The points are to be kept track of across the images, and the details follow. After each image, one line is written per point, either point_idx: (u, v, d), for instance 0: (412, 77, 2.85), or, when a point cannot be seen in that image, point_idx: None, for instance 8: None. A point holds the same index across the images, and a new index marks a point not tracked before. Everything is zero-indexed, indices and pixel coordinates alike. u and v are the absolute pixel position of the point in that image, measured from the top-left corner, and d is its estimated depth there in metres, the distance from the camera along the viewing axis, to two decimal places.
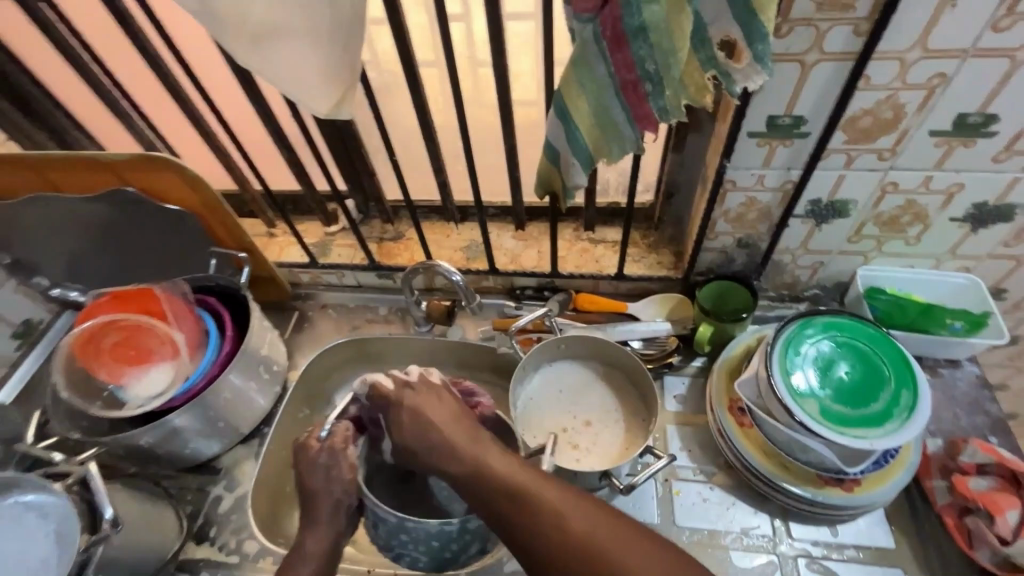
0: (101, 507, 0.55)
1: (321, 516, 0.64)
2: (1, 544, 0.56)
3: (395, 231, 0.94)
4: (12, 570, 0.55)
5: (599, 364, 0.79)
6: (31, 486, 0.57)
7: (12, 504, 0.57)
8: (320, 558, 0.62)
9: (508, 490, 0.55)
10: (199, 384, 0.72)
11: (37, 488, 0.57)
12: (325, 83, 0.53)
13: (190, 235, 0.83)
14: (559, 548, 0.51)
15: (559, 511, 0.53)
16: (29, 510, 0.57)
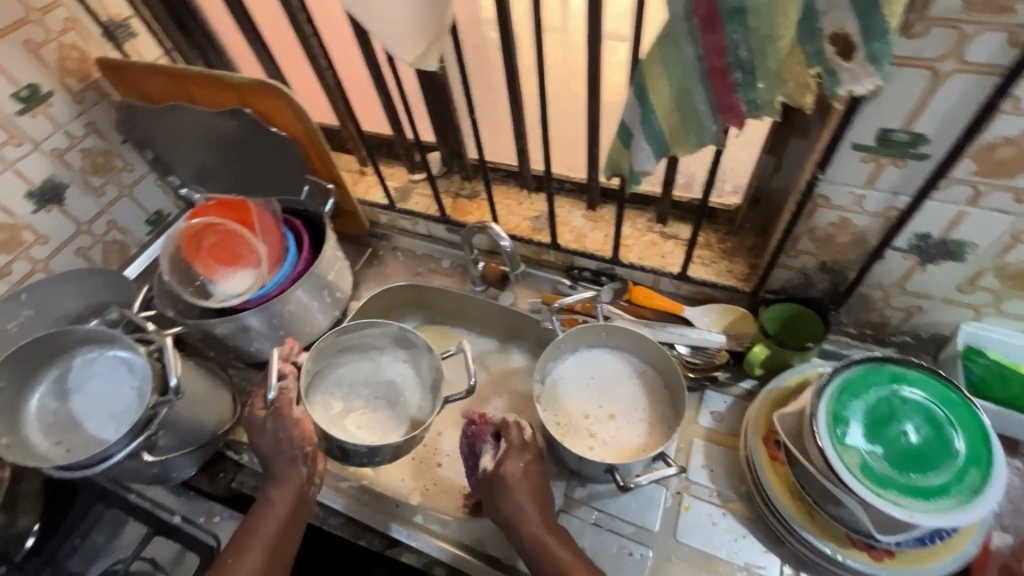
0: (168, 375, 0.64)
1: (282, 476, 0.65)
2: (100, 386, 0.69)
3: (472, 190, 0.97)
4: (107, 408, 0.68)
5: (637, 360, 0.78)
6: (125, 346, 0.69)
7: (112, 356, 0.70)
8: (287, 510, 0.64)
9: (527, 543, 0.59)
10: (272, 293, 0.81)
11: (130, 348, 0.69)
12: (414, 32, 0.55)
13: (291, 160, 0.91)
14: None
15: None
16: (122, 364, 0.69)
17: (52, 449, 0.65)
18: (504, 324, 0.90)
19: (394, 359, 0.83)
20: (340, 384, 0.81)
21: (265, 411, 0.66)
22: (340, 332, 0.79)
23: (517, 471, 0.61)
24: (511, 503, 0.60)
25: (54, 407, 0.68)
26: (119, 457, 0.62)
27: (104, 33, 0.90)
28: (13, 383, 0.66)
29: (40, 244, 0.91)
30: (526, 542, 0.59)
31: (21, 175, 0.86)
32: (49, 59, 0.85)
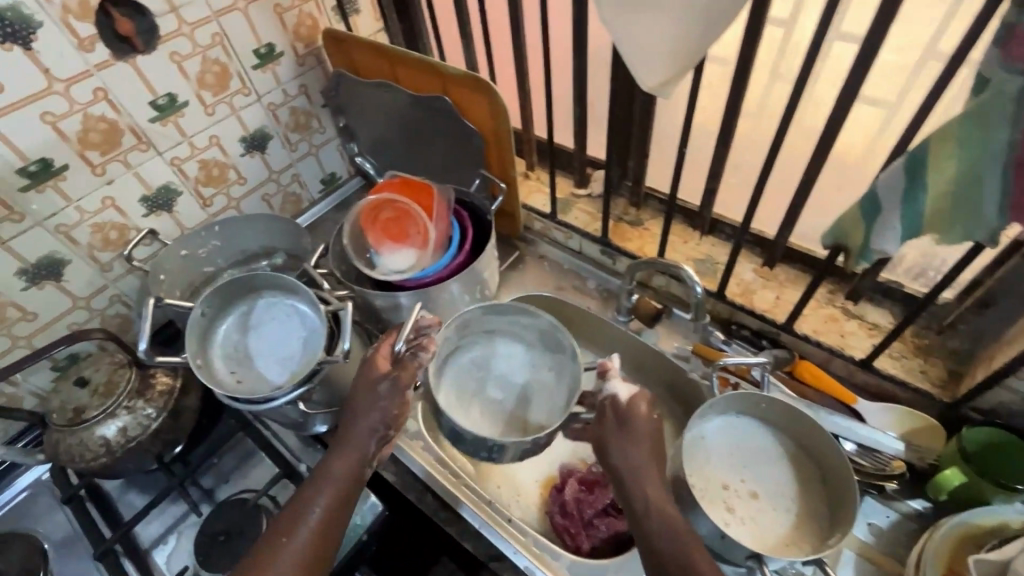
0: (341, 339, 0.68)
1: (350, 442, 0.65)
2: (276, 329, 0.74)
3: (636, 217, 0.94)
4: (277, 350, 0.73)
5: (791, 442, 0.71)
6: (307, 300, 0.73)
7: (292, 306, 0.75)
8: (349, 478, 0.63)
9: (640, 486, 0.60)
10: (430, 278, 0.83)
11: (309, 303, 0.74)
12: (667, 59, 0.53)
13: (471, 153, 0.93)
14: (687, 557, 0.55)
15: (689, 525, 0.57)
16: (298, 315, 0.75)
17: (225, 375, 0.71)
18: (642, 363, 0.86)
19: (540, 359, 0.82)
20: (479, 364, 0.82)
21: (386, 372, 0.67)
22: (489, 310, 0.81)
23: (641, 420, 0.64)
24: (628, 445, 0.63)
25: (237, 338, 0.74)
26: (283, 403, 0.67)
27: (336, 7, 0.98)
28: (211, 308, 0.73)
29: (239, 185, 1.00)
30: (640, 483, 0.60)
31: (241, 121, 0.94)
32: (289, 23, 0.93)
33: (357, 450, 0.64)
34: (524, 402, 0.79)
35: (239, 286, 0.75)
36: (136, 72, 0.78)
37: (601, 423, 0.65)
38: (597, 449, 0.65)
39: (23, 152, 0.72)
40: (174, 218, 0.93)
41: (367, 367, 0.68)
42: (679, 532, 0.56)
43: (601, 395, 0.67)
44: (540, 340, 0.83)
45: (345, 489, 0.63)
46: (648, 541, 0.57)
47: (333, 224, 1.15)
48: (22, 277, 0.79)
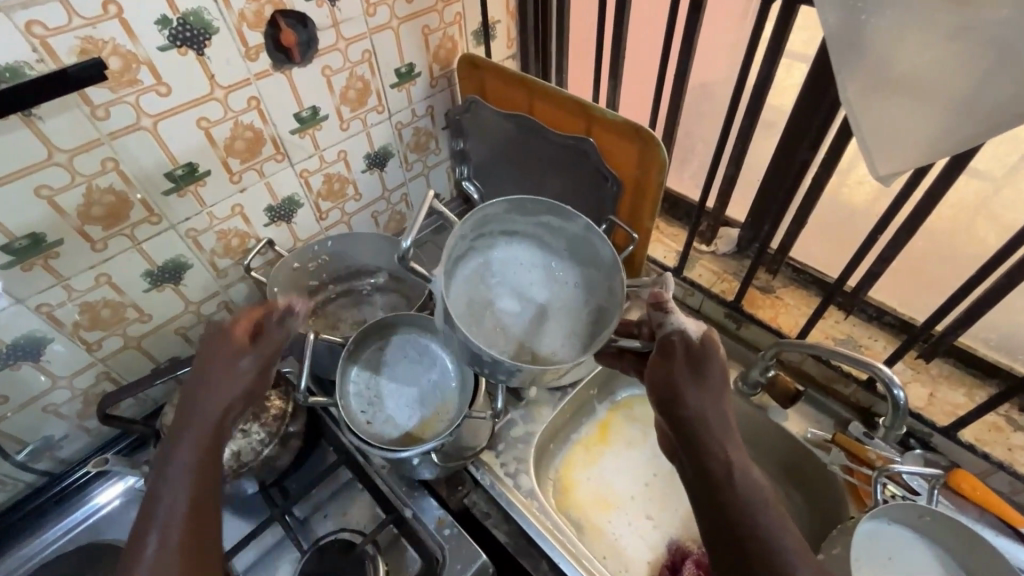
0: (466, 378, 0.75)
1: (191, 430, 0.55)
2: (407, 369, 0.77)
3: (767, 283, 0.89)
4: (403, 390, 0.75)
5: (953, 561, 0.64)
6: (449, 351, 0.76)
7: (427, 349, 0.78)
8: (196, 474, 0.53)
9: (700, 443, 0.53)
10: None
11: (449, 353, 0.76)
12: (914, 148, 0.49)
13: (605, 198, 0.89)
14: (741, 530, 0.48)
15: (754, 497, 0.50)
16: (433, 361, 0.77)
17: (356, 413, 0.71)
18: (778, 454, 0.82)
19: (567, 278, 0.71)
20: (496, 272, 0.71)
21: (246, 347, 0.59)
22: (511, 205, 0.68)
23: (719, 364, 0.56)
24: (709, 392, 0.56)
25: (368, 380, 0.75)
26: (411, 456, 0.65)
27: (477, 31, 0.95)
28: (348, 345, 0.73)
29: (354, 200, 0.97)
30: (704, 438, 0.53)
31: (369, 138, 0.92)
32: (431, 44, 0.91)
33: (216, 425, 0.56)
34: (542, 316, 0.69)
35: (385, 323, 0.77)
36: (289, 83, 0.76)
37: (669, 360, 0.57)
38: (660, 392, 0.57)
39: (174, 155, 0.70)
40: (291, 229, 0.91)
41: (212, 342, 0.59)
42: (746, 501, 0.50)
43: (667, 330, 0.58)
44: (568, 251, 0.72)
45: (195, 481, 0.53)
46: (733, 509, 0.50)
47: (432, 247, 1.13)
48: (147, 279, 0.77)
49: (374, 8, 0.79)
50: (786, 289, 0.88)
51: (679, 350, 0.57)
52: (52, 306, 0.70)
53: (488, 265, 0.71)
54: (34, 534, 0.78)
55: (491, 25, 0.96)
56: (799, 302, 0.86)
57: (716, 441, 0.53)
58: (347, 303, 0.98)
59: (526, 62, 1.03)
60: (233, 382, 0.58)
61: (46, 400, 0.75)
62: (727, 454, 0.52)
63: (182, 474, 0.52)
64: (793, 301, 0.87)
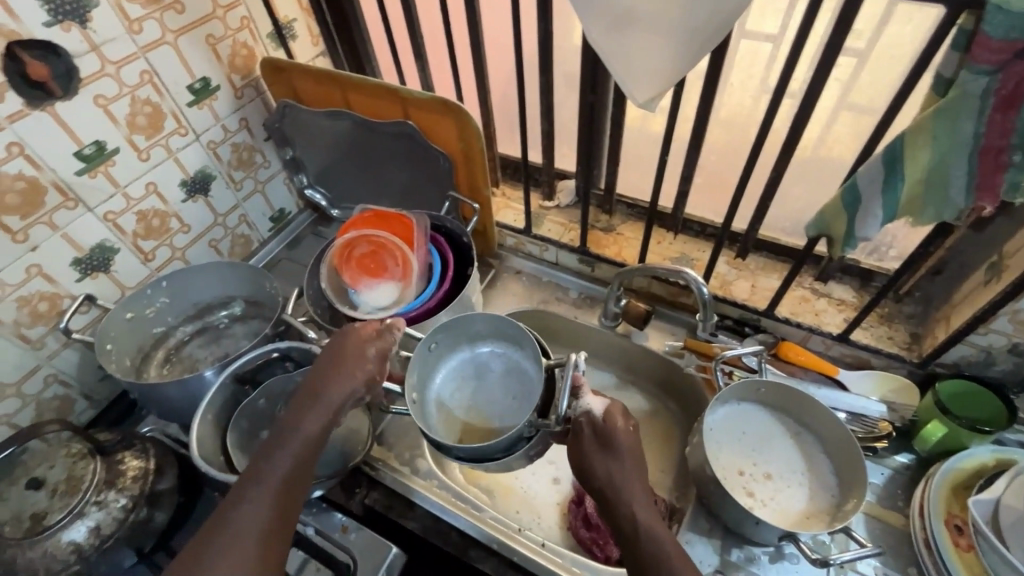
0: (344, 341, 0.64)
1: (287, 447, 0.57)
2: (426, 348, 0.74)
3: (607, 223, 0.96)
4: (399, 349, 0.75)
5: (791, 421, 0.75)
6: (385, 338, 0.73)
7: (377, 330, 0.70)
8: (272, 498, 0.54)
9: (613, 507, 0.57)
10: (413, 313, 0.81)
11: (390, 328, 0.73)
12: (655, 76, 0.56)
13: (441, 176, 0.91)
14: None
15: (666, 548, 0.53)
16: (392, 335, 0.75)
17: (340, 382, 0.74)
18: (653, 375, 0.91)
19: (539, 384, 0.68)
20: (519, 374, 0.72)
21: (373, 346, 0.65)
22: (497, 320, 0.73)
23: (624, 432, 0.60)
24: (618, 463, 0.59)
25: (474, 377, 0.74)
26: None
27: (272, 34, 0.92)
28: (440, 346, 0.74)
29: (182, 233, 0.90)
30: (614, 502, 0.57)
31: (179, 164, 0.86)
32: (222, 54, 0.86)
33: (310, 435, 0.58)
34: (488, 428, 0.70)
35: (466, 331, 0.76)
36: (55, 121, 0.69)
37: (580, 441, 0.61)
38: (582, 471, 0.61)
39: None
40: (112, 279, 0.83)
41: (348, 340, 0.65)
42: (657, 552, 0.54)
43: (575, 412, 0.62)
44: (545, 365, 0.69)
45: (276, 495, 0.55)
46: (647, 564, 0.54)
47: (289, 263, 1.08)
48: None
49: (139, 24, 0.73)
50: (625, 224, 0.95)
51: (588, 426, 0.61)
52: None
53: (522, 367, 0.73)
54: None
55: (286, 25, 0.92)
56: (636, 233, 0.94)
57: (629, 504, 0.57)
58: (204, 341, 0.92)
59: (336, 57, 1.00)
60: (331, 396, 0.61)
61: None
62: (635, 512, 0.56)
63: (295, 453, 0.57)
64: (631, 233, 0.94)
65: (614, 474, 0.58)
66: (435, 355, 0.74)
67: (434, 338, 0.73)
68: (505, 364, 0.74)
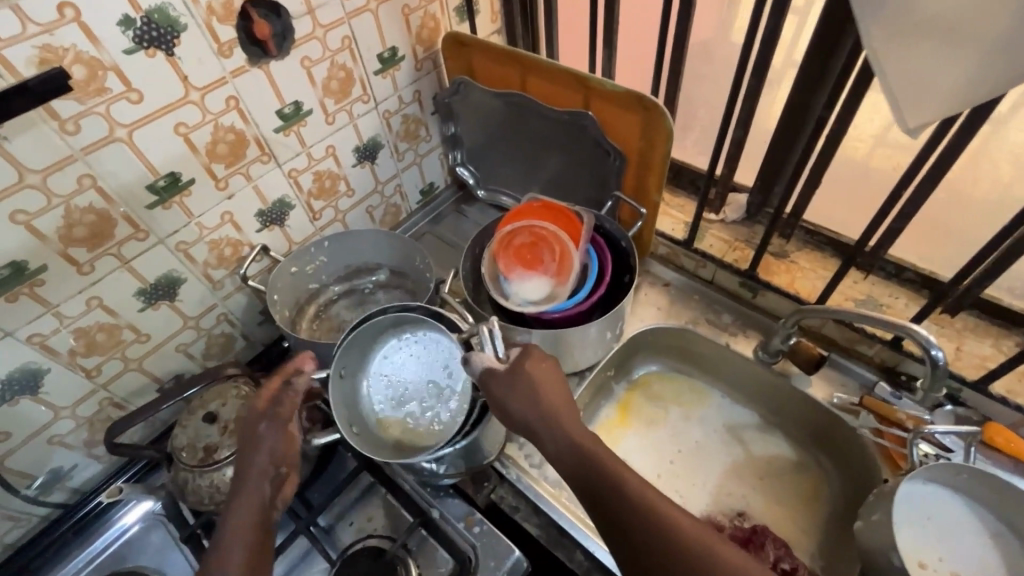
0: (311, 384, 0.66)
1: (232, 542, 0.55)
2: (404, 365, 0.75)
3: (781, 248, 0.87)
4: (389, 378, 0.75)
5: (994, 518, 0.63)
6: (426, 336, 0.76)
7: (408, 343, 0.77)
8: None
9: (592, 480, 0.54)
10: (562, 315, 0.77)
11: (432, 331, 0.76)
12: (942, 99, 0.47)
13: (608, 172, 0.86)
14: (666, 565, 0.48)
15: (662, 516, 0.50)
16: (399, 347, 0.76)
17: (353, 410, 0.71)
18: (808, 426, 0.82)
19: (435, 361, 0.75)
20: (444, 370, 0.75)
21: (263, 412, 0.63)
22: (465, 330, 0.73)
23: (535, 368, 0.61)
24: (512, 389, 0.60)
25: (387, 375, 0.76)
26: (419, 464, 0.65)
27: (459, 8, 0.90)
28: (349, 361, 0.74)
29: (347, 197, 0.93)
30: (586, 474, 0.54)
31: (357, 130, 0.88)
32: (413, 25, 0.86)
33: (248, 528, 0.56)
34: (438, 427, 0.72)
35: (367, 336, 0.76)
36: (268, 79, 0.72)
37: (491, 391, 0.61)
38: (503, 419, 0.61)
39: (154, 166, 0.67)
40: (284, 233, 0.87)
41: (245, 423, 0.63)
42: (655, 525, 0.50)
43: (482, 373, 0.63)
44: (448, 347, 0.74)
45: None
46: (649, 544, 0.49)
47: (431, 237, 1.09)
48: (141, 298, 0.73)
49: None
50: (802, 253, 0.85)
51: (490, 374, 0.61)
52: (45, 336, 0.67)
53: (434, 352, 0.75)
54: (58, 565, 0.77)
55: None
56: (814, 265, 0.84)
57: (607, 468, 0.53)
58: (350, 303, 0.95)
59: (513, 36, 0.98)
60: (258, 489, 0.59)
61: (51, 430, 0.73)
62: (627, 485, 0.52)
63: (236, 544, 0.55)
64: (808, 264, 0.84)
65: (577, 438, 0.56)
66: (352, 374, 0.75)
67: (342, 362, 0.73)
68: (442, 364, 0.75)
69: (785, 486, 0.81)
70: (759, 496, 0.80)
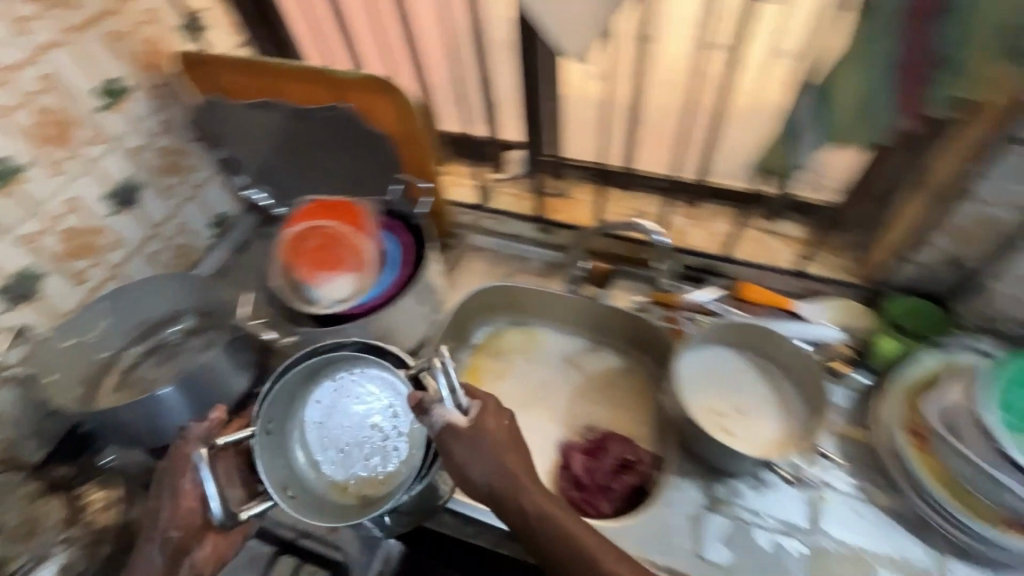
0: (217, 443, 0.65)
1: None
2: (343, 413, 0.77)
3: (560, 188, 0.95)
4: (332, 425, 0.76)
5: (760, 357, 0.77)
6: (360, 373, 0.78)
7: (344, 382, 0.78)
8: None
9: (531, 522, 0.60)
10: (376, 301, 0.80)
11: (365, 368, 0.77)
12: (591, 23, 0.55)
13: (381, 159, 0.88)
14: None
15: (590, 548, 0.58)
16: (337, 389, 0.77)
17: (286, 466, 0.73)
18: (625, 333, 0.91)
19: (378, 405, 0.76)
20: (386, 411, 0.76)
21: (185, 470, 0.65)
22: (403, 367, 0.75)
23: (496, 429, 0.62)
24: (466, 450, 0.61)
25: (321, 424, 0.76)
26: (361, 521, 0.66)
27: (183, 26, 0.86)
28: (276, 414, 0.74)
29: (115, 249, 0.84)
30: (531, 523, 0.60)
31: (99, 176, 0.80)
32: (130, 52, 0.80)
33: None
34: (383, 477, 0.74)
35: (297, 383, 0.76)
36: None
37: (444, 452, 0.62)
38: (459, 477, 0.62)
39: None
40: (43, 306, 0.77)
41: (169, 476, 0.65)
42: (575, 556, 0.58)
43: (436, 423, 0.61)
44: (394, 388, 0.76)
45: None
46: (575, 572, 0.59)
47: (240, 269, 1.03)
48: None
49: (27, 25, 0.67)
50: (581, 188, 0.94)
51: (445, 433, 0.61)
52: None
53: (371, 390, 0.77)
54: None
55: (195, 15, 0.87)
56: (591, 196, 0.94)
57: (550, 516, 0.60)
58: (158, 360, 0.87)
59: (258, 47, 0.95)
60: (149, 563, 0.63)
61: None
62: (563, 524, 0.59)
63: None
64: (585, 196, 0.94)
65: (521, 483, 0.61)
66: (281, 425, 0.75)
67: (269, 416, 0.73)
68: (388, 411, 0.76)
69: (622, 391, 0.91)
70: (602, 409, 0.89)
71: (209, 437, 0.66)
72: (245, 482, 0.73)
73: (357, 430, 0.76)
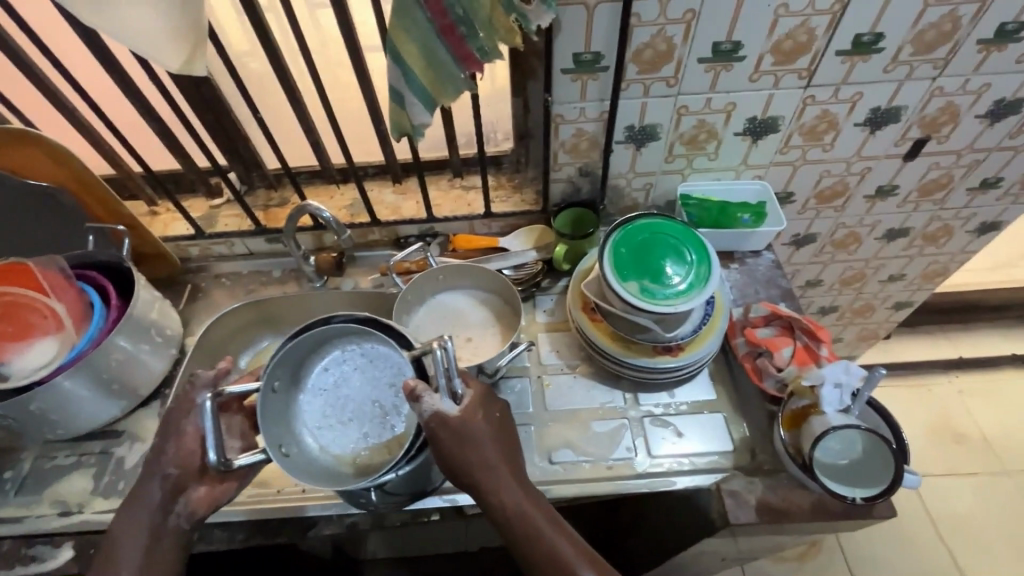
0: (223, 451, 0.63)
1: None
2: (362, 385, 0.71)
3: (278, 197, 0.98)
4: (345, 397, 0.71)
5: (478, 291, 0.90)
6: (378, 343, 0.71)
7: (356, 351, 0.71)
8: None
9: (484, 498, 0.64)
10: (86, 350, 0.75)
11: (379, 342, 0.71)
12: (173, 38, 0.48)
13: (63, 214, 0.82)
14: (527, 559, 0.62)
15: (533, 522, 0.63)
16: (346, 362, 0.71)
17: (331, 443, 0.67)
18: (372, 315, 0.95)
19: (375, 372, 0.71)
20: (362, 373, 0.71)
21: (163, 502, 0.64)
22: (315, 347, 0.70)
23: (485, 422, 0.64)
24: (476, 449, 0.63)
25: (357, 395, 0.71)
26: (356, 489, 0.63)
27: None
28: (281, 377, 0.67)
29: None
30: (497, 503, 0.63)
31: None
32: None
33: None
34: (389, 446, 0.69)
35: (303, 350, 0.68)
36: None
37: (437, 444, 0.62)
38: (447, 467, 0.64)
39: None
40: None
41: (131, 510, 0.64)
42: (525, 527, 0.63)
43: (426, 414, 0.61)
44: (369, 352, 0.71)
45: None
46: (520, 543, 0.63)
47: None
48: None
49: None
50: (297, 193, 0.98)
51: (439, 426, 0.61)
52: None
53: (374, 356, 0.71)
54: None
55: None
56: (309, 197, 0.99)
57: (513, 500, 0.63)
58: None
59: None
60: (150, 497, 0.64)
61: None
62: (517, 502, 0.63)
63: None
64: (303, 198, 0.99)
65: (480, 463, 0.63)
66: (284, 390, 0.69)
67: (274, 376, 0.66)
68: (385, 379, 0.71)
69: None
70: None
71: (217, 385, 0.67)
72: (246, 436, 0.73)
73: (341, 397, 0.71)
